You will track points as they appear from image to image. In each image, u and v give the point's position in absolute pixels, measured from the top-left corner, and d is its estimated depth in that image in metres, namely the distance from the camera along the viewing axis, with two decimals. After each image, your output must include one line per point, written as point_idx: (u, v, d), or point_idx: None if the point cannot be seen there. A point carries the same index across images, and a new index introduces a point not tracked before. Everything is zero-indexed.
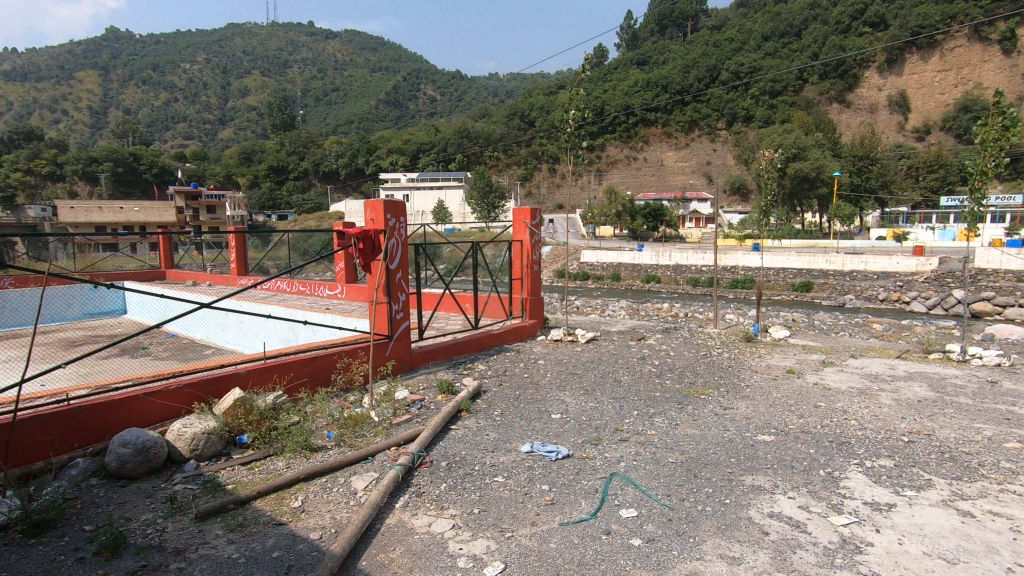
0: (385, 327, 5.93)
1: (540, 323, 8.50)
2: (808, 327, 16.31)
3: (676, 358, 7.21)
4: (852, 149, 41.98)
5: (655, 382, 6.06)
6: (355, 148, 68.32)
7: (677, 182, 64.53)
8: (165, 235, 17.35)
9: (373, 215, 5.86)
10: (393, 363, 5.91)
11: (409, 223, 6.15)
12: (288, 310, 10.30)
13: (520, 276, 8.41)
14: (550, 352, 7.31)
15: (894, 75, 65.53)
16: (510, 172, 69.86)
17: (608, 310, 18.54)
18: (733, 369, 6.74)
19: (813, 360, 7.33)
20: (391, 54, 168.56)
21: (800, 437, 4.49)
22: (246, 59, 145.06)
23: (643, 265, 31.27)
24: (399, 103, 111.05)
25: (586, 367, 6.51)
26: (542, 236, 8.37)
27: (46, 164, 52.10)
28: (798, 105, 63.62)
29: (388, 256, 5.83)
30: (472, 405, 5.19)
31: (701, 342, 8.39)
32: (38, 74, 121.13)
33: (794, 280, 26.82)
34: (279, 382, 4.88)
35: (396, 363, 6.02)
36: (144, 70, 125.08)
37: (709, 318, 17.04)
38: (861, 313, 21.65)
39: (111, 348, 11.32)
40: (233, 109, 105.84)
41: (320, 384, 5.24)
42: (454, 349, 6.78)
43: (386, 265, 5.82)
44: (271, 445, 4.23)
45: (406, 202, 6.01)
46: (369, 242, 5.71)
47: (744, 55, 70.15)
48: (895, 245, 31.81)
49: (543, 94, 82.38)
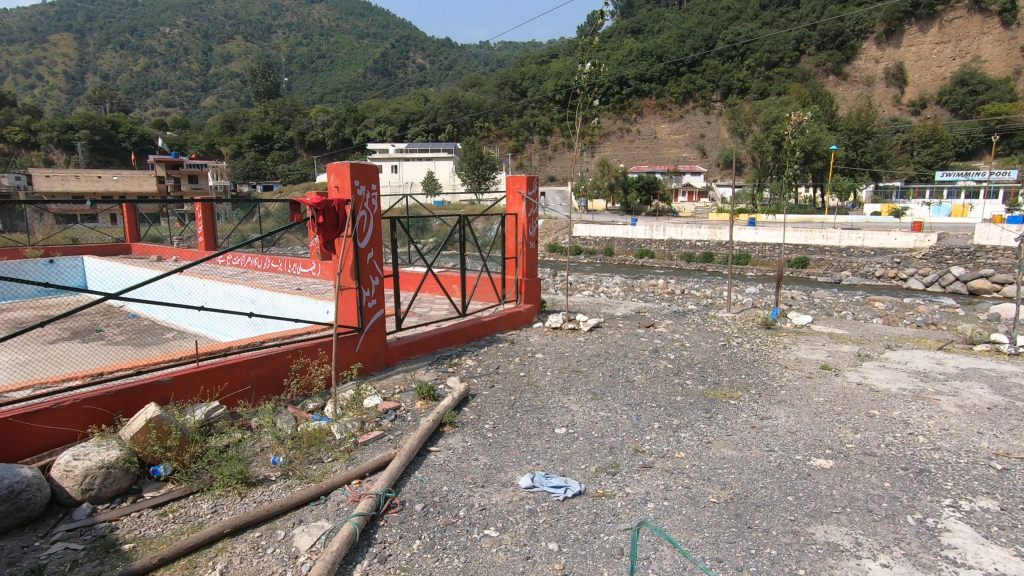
0: (354, 317, 4.97)
1: (537, 307, 7.56)
2: (804, 306, 15.60)
3: (693, 350, 6.29)
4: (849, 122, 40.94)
5: (677, 383, 5.13)
6: (342, 117, 66.04)
7: (670, 155, 63.42)
8: (128, 205, 16.15)
9: (339, 181, 4.83)
10: (361, 364, 4.91)
11: (383, 193, 5.08)
12: (255, 288, 9.30)
13: (513, 255, 7.42)
14: (548, 342, 6.39)
15: (891, 47, 63.87)
16: (501, 143, 68.16)
17: (603, 287, 17.71)
18: (758, 364, 5.89)
19: (846, 353, 6.44)
20: (379, 20, 163.40)
21: (865, 463, 3.62)
22: (229, 23, 140.15)
23: (636, 240, 30.38)
24: (387, 72, 107.91)
25: (591, 363, 5.58)
26: (540, 210, 7.35)
27: (20, 131, 49.89)
28: (795, 77, 61.98)
29: (355, 232, 4.81)
30: (457, 416, 4.26)
31: (716, 331, 7.46)
32: (11, 37, 115.54)
33: (789, 256, 25.96)
34: (215, 389, 3.90)
35: (366, 362, 5.03)
36: (121, 34, 120.55)
37: (707, 297, 16.31)
38: (858, 290, 20.98)
39: (61, 330, 10.29)
40: (217, 76, 102.11)
41: (268, 393, 4.25)
42: (438, 340, 5.85)
43: (353, 243, 4.81)
44: (196, 478, 3.27)
45: (379, 166, 4.95)
46: (328, 216, 4.65)
47: (740, 25, 68.39)
48: (891, 220, 31.19)
49: (535, 63, 80.24)
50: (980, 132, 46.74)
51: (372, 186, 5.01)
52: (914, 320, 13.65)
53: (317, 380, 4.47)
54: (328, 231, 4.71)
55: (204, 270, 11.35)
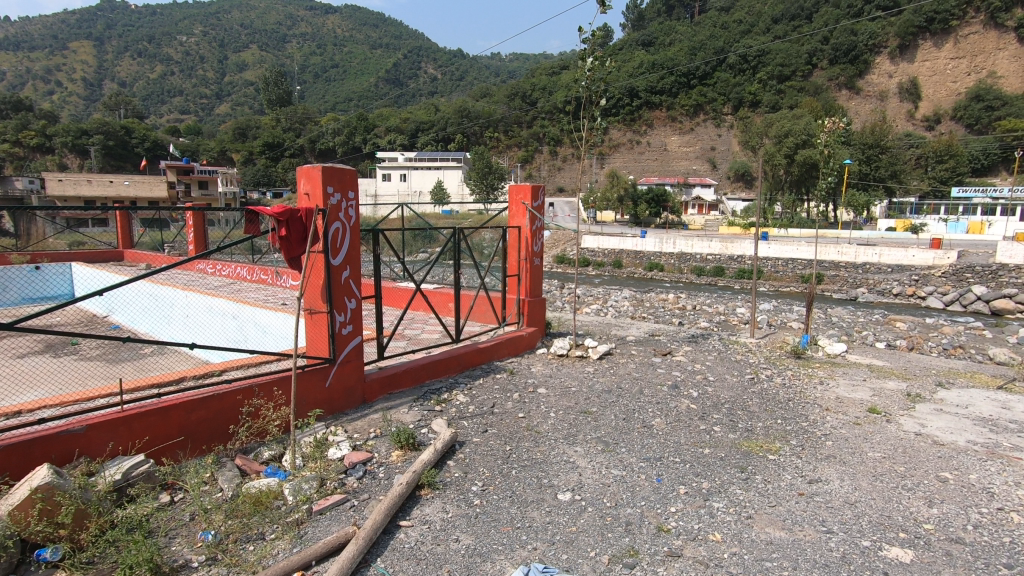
0: (325, 347, 4.29)
1: (541, 330, 6.82)
2: (822, 324, 14.75)
3: (719, 387, 5.49)
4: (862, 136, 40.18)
5: (703, 431, 4.35)
6: (353, 126, 65.66)
7: (681, 167, 62.84)
8: (120, 212, 15.40)
9: (309, 188, 4.15)
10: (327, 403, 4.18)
11: (361, 203, 4.39)
12: (237, 303, 8.60)
13: (516, 272, 6.68)
14: (554, 373, 5.62)
15: (905, 62, 62.91)
16: (510, 154, 67.92)
17: (612, 301, 17.03)
18: (794, 405, 5.12)
19: (894, 392, 5.60)
20: (391, 30, 164.75)
21: (957, 557, 2.81)
22: (245, 33, 141.79)
23: (645, 252, 29.65)
24: (399, 81, 108.43)
25: (601, 403, 4.80)
26: (545, 222, 6.64)
27: (35, 136, 50.07)
28: (807, 91, 61.11)
29: (325, 246, 4.11)
30: (439, 474, 3.50)
31: (742, 360, 6.66)
32: (32, 43, 117.25)
33: (803, 271, 25.04)
34: (137, 442, 3.18)
35: (335, 400, 4.30)
36: (139, 43, 122.23)
37: (719, 313, 15.59)
38: (874, 308, 20.12)
39: (35, 343, 9.64)
40: (231, 84, 102.97)
41: (211, 443, 3.53)
42: (426, 371, 5.12)
43: (323, 260, 4.11)
44: (92, 567, 2.54)
45: (356, 171, 4.27)
46: (290, 228, 3.96)
47: (752, 38, 67.96)
48: (907, 236, 30.31)
49: (546, 74, 80.27)
50: (996, 148, 45.65)
51: (348, 195, 4.32)
52: (940, 342, 12.81)
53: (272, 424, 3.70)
54: (294, 246, 4.01)
55: (191, 281, 10.69)
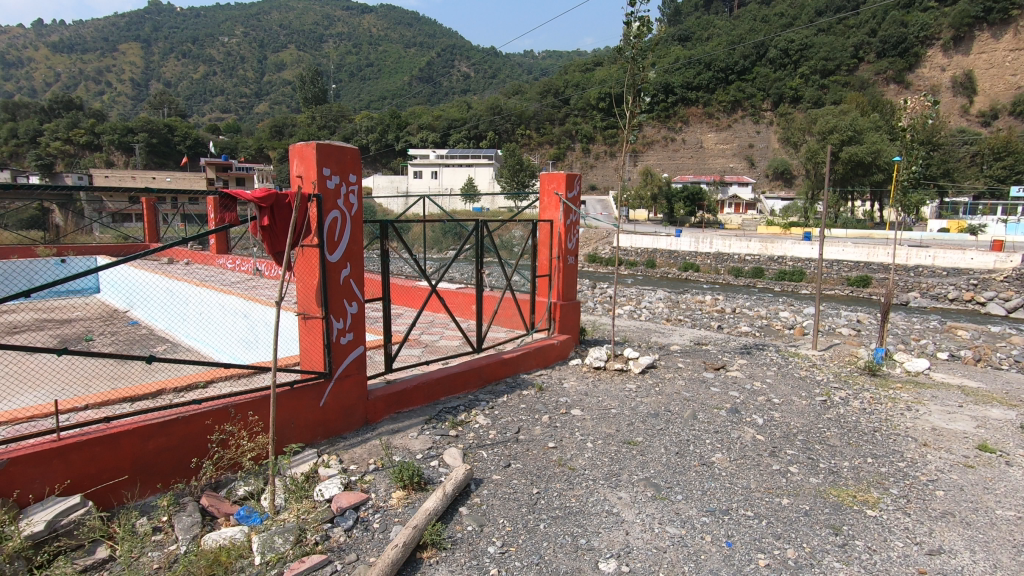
0: (321, 360, 3.65)
1: (574, 338, 6.04)
2: (875, 330, 13.49)
3: (789, 413, 4.60)
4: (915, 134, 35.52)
5: (777, 473, 3.52)
6: (385, 123, 65.49)
7: (717, 165, 60.84)
8: (148, 203, 14.57)
9: (302, 169, 3.49)
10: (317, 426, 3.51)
11: (363, 187, 3.70)
12: (248, 301, 8.12)
13: (546, 273, 5.91)
14: (590, 391, 4.83)
15: (960, 54, 59.34)
16: (542, 151, 66.98)
17: (646, 302, 16.12)
18: (885, 440, 4.23)
19: (1003, 425, 4.63)
20: (425, 29, 165.58)
21: None
22: (283, 33, 144.42)
23: (680, 252, 28.52)
24: (432, 79, 108.65)
25: (648, 431, 4.01)
26: (581, 217, 5.84)
27: (84, 134, 51.61)
28: (852, 86, 58.39)
29: (317, 238, 3.45)
30: (446, 528, 2.77)
31: (807, 378, 5.75)
32: (85, 46, 121.85)
33: (849, 274, 23.55)
34: (63, 485, 2.54)
35: (327, 423, 3.63)
36: (184, 44, 125.73)
37: (761, 317, 14.51)
38: (928, 314, 18.59)
39: (50, 339, 9.26)
40: (270, 83, 105.01)
41: (172, 478, 2.89)
42: (443, 387, 4.41)
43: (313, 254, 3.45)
44: None
45: (357, 149, 3.60)
46: (275, 218, 3.28)
47: (795, 32, 65.42)
48: (963, 238, 28.30)
49: (579, 71, 79.47)
50: None
51: (349, 179, 3.64)
52: (1011, 353, 11.43)
53: (245, 457, 3.03)
54: (280, 239, 3.32)
55: (208, 278, 10.34)
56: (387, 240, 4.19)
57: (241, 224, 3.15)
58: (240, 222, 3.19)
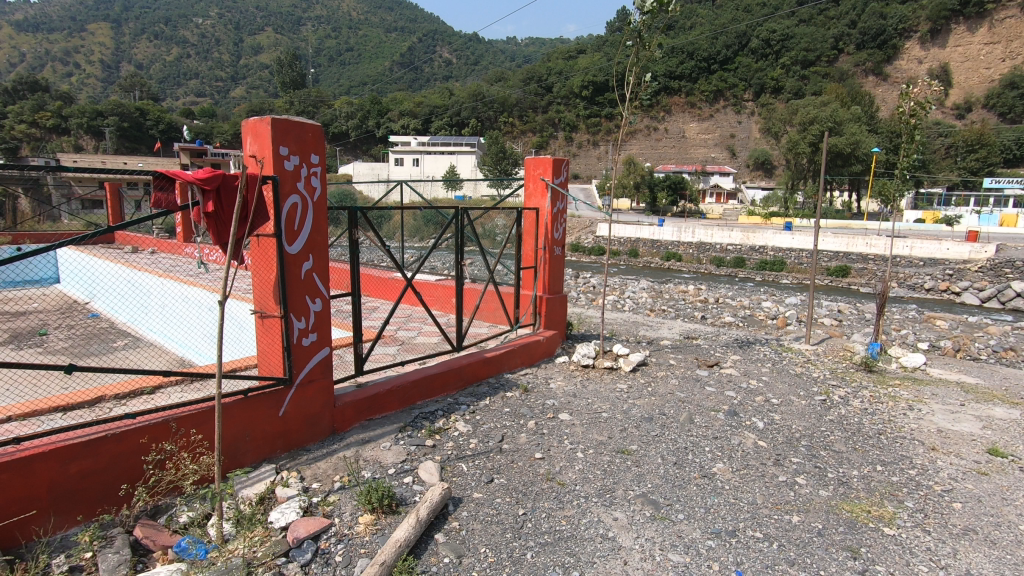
0: (279, 364, 3.25)
1: (561, 334, 5.71)
2: (856, 320, 13.35)
3: (792, 418, 4.29)
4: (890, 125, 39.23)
5: (784, 485, 3.23)
6: (366, 109, 63.96)
7: (698, 154, 60.78)
8: (112, 188, 13.71)
9: (257, 147, 3.07)
10: (273, 434, 3.14)
11: (326, 171, 3.28)
12: (216, 295, 7.67)
13: (531, 264, 5.56)
14: (579, 393, 4.49)
15: (937, 47, 59.94)
16: (525, 139, 66.20)
17: (629, 292, 15.89)
18: (892, 445, 3.97)
19: (1008, 425, 4.43)
20: (406, 14, 162.64)
21: None
22: (260, 15, 140.65)
23: (663, 242, 28.42)
24: (413, 66, 106.83)
25: (642, 438, 3.70)
26: (567, 205, 5.50)
27: (51, 117, 49.56)
28: (832, 77, 58.75)
29: (268, 224, 3.02)
30: (415, 564, 2.39)
31: (804, 375, 5.51)
32: (51, 26, 117.03)
33: (829, 264, 23.65)
34: None
35: (283, 435, 3.23)
36: (155, 25, 121.62)
37: (743, 307, 14.35)
38: (905, 303, 18.62)
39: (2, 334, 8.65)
40: (246, 67, 102.17)
41: (97, 507, 2.48)
42: (419, 390, 4.04)
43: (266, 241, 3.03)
44: None
45: (319, 126, 3.19)
46: (223, 202, 2.82)
47: (776, 22, 65.59)
48: (938, 228, 28.62)
49: (562, 59, 79.04)
50: None
51: (311, 160, 3.23)
52: (989, 343, 11.33)
53: (184, 481, 2.59)
54: (230, 227, 2.88)
55: (173, 268, 9.90)
56: (356, 230, 3.79)
57: (181, 209, 2.70)
58: (181, 207, 2.74)
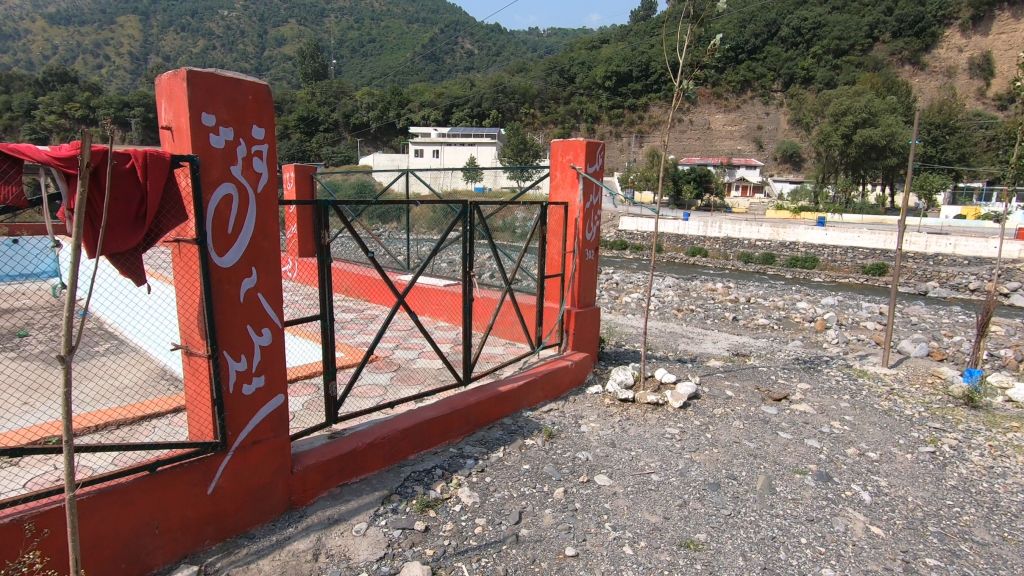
0: (211, 423, 2.32)
1: (592, 355, 4.72)
2: (903, 324, 11.91)
3: (909, 492, 3.17)
4: (928, 116, 36.71)
5: None
6: (387, 100, 62.97)
7: (724, 147, 58.93)
8: None
9: (172, 110, 2.12)
10: (186, 521, 2.19)
11: (269, 145, 2.32)
12: None
13: (558, 271, 4.57)
14: (619, 441, 3.51)
15: (978, 35, 56.77)
16: (546, 131, 64.68)
17: (654, 290, 14.71)
18: None
19: None
20: (428, 7, 162.03)
21: None
22: (284, 8, 140.87)
23: (688, 237, 27.10)
24: (435, 58, 105.93)
25: (711, 522, 2.70)
26: (601, 201, 4.50)
27: (79, 108, 49.54)
28: (866, 66, 56.04)
29: (159, 217, 2.03)
30: None
31: (895, 413, 4.41)
32: (82, 19, 118.08)
33: (865, 261, 21.71)
34: None
35: (203, 526, 2.27)
36: (183, 18, 122.16)
37: (778, 307, 13.10)
38: (947, 303, 17.10)
39: None
40: (270, 59, 102.32)
41: None
42: (414, 439, 3.09)
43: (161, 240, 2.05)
44: None
45: (259, 82, 2.25)
46: (102, 189, 1.88)
47: (808, 10, 63.06)
48: (978, 225, 26.75)
49: (584, 49, 77.38)
50: None
51: (252, 134, 2.27)
52: None
53: None
54: (112, 225, 1.93)
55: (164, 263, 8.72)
56: (327, 232, 2.84)
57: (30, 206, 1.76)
58: (35, 201, 1.80)
